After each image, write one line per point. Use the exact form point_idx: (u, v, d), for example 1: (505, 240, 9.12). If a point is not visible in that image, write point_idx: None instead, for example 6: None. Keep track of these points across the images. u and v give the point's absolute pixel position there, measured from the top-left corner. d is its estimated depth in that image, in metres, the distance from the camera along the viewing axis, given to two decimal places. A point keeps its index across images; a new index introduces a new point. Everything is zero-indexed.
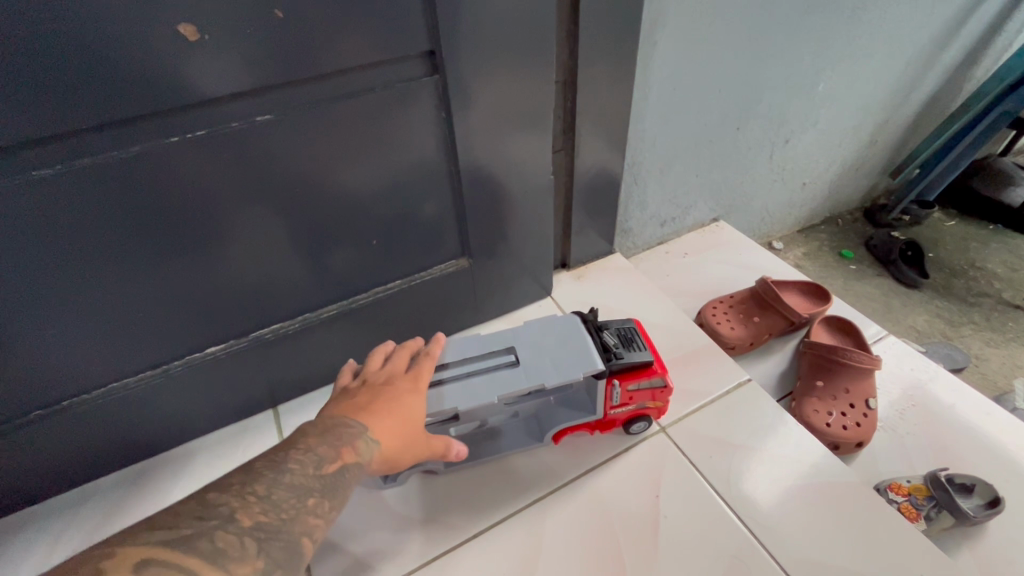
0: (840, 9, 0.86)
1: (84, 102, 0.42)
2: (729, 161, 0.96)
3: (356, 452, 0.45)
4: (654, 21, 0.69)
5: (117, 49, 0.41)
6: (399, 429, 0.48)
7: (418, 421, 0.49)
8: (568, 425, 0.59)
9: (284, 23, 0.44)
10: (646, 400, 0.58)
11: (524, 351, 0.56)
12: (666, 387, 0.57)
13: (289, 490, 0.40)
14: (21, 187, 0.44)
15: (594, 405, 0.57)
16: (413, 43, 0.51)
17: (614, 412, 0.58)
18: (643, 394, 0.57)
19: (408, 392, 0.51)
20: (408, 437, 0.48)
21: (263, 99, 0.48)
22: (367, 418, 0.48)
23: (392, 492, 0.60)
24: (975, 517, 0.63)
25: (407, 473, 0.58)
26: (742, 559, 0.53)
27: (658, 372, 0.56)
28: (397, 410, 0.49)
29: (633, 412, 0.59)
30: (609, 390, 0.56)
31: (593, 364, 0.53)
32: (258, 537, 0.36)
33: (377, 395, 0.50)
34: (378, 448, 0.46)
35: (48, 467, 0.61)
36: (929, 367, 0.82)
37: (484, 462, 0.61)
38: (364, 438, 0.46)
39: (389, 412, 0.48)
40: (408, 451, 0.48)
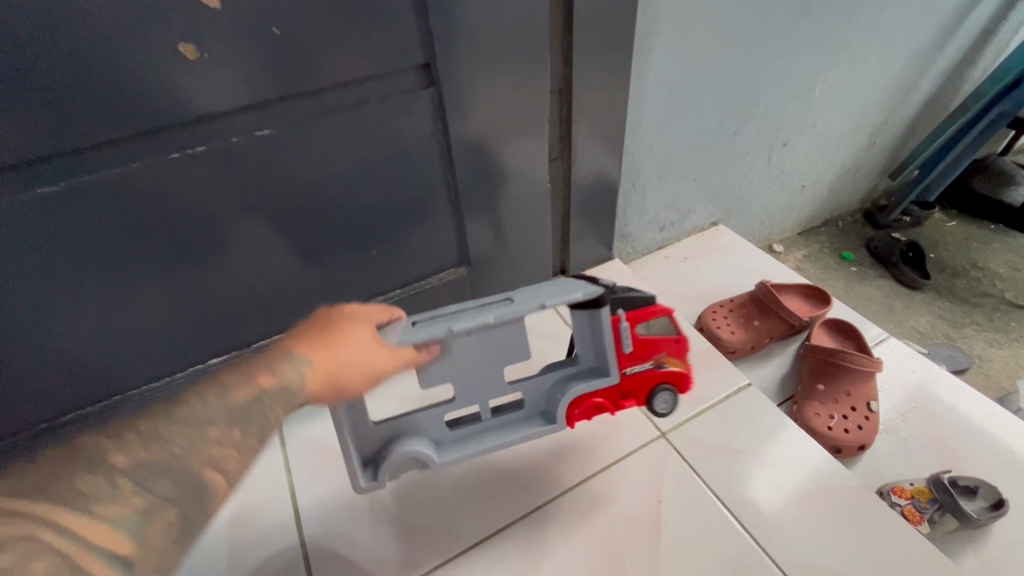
0: (834, 14, 0.87)
1: (85, 120, 0.43)
2: (727, 166, 0.97)
3: (279, 374, 0.40)
4: (649, 29, 0.69)
5: (116, 69, 0.42)
6: (342, 353, 0.43)
7: (368, 349, 0.43)
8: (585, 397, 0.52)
9: (281, 40, 0.45)
10: (661, 347, 0.53)
11: (520, 292, 0.49)
12: (681, 336, 0.54)
13: (181, 430, 0.35)
14: (25, 205, 0.45)
15: (607, 363, 0.51)
16: (409, 57, 0.52)
17: (628, 370, 0.53)
18: (657, 341, 0.52)
19: (364, 323, 0.46)
20: (354, 361, 0.43)
21: (261, 114, 0.49)
22: (308, 341, 0.43)
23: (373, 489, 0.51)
24: (979, 520, 0.62)
25: (384, 470, 0.50)
26: (744, 566, 0.53)
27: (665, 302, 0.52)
28: (345, 337, 0.44)
29: (650, 371, 0.54)
30: (620, 329, 0.50)
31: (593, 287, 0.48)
32: (137, 474, 0.33)
33: (331, 321, 0.46)
34: (308, 370, 0.41)
35: None
36: (931, 369, 0.82)
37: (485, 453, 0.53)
38: (294, 360, 0.41)
39: (329, 339, 0.43)
40: (356, 377, 0.42)
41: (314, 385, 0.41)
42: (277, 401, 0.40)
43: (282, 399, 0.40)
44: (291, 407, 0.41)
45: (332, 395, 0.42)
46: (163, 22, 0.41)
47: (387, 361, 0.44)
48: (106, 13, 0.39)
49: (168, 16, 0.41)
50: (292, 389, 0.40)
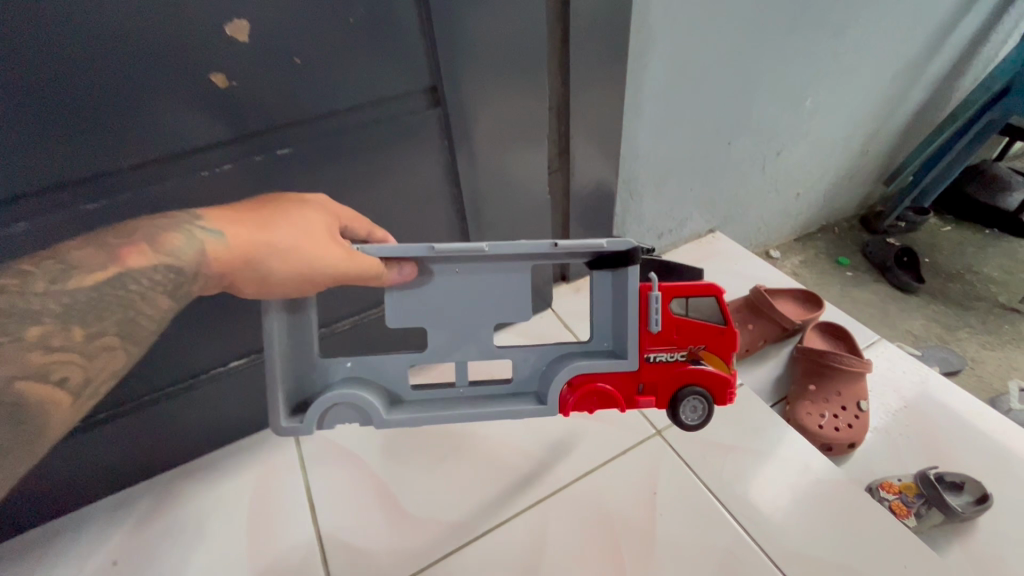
0: (823, 29, 0.91)
1: (125, 143, 0.47)
2: (722, 175, 1.00)
3: (177, 240, 0.41)
4: (643, 48, 0.73)
5: (154, 98, 0.46)
6: (260, 233, 0.44)
7: (294, 238, 0.45)
8: (590, 374, 0.52)
9: (301, 68, 0.49)
10: (692, 337, 0.53)
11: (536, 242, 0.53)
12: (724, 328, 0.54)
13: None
14: (66, 220, 0.48)
15: (630, 347, 0.52)
16: (417, 80, 0.56)
17: (649, 356, 0.53)
18: (688, 328, 0.53)
19: (296, 215, 0.47)
20: (272, 243, 0.44)
21: (282, 134, 0.53)
22: (225, 217, 0.44)
23: (294, 434, 0.51)
24: (964, 513, 0.66)
25: (314, 412, 0.50)
26: (735, 555, 0.56)
27: (710, 289, 0.52)
28: (270, 219, 0.45)
29: (677, 365, 0.54)
30: (650, 301, 0.51)
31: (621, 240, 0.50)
32: None
33: (264, 207, 0.47)
34: (213, 240, 0.42)
35: (78, 482, 0.63)
36: (921, 370, 0.85)
37: (429, 422, 0.52)
38: (201, 230, 0.42)
39: (252, 220, 0.45)
40: (276, 259, 0.44)
41: (223, 260, 0.42)
42: (173, 276, 0.41)
43: (174, 274, 0.41)
44: (194, 282, 0.42)
45: (250, 279, 0.44)
46: (197, 55, 0.45)
47: (318, 254, 0.45)
48: (147, 49, 0.43)
49: (201, 49, 0.45)
50: (196, 261, 0.41)
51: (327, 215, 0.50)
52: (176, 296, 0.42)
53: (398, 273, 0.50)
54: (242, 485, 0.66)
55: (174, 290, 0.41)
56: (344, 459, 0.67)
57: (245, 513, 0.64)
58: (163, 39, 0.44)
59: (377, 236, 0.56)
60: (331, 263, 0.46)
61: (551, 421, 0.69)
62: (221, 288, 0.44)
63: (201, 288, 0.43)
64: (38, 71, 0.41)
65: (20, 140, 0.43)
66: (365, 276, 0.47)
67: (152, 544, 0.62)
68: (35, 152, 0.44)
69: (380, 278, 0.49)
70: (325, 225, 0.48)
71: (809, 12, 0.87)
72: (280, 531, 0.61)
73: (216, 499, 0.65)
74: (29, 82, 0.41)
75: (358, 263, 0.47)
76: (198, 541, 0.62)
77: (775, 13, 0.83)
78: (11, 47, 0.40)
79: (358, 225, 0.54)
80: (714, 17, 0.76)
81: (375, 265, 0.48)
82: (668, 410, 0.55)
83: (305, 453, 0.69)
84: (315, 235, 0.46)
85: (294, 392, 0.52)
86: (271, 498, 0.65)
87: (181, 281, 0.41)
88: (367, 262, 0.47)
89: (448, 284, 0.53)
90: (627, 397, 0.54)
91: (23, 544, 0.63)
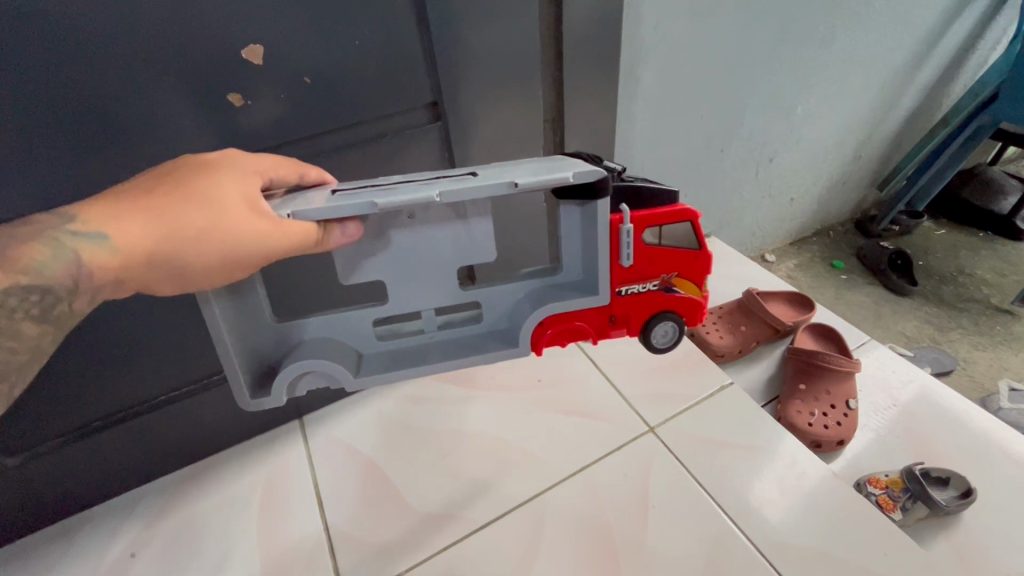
0: (810, 41, 0.94)
1: (148, 159, 0.50)
2: (716, 181, 1.03)
3: (41, 254, 0.36)
4: (635, 61, 0.76)
5: (173, 117, 0.49)
6: (155, 228, 0.38)
7: (198, 225, 0.39)
8: (563, 314, 0.55)
9: (311, 87, 0.53)
10: (662, 266, 0.56)
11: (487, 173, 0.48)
12: (697, 253, 0.56)
13: None
14: None
15: (603, 285, 0.54)
16: (420, 96, 0.59)
17: (622, 290, 0.56)
18: (659, 257, 0.55)
19: (195, 192, 0.40)
20: (174, 237, 0.39)
21: (293, 147, 0.57)
22: (109, 212, 0.38)
23: (266, 408, 0.53)
24: (949, 507, 0.68)
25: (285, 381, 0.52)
26: (724, 545, 0.58)
27: (680, 217, 0.53)
28: (163, 207, 0.39)
29: (647, 294, 0.57)
30: (621, 235, 0.52)
31: (587, 172, 0.46)
32: None
33: (156, 187, 0.41)
34: (97, 243, 0.37)
35: (100, 475, 0.67)
36: (910, 370, 0.88)
37: (399, 377, 0.55)
38: (78, 236, 0.37)
39: (146, 208, 0.39)
40: (185, 253, 0.39)
41: (113, 269, 0.37)
42: (42, 297, 0.36)
43: (41, 294, 0.36)
44: (84, 295, 0.38)
45: (165, 280, 0.40)
46: (215, 77, 0.49)
47: (235, 236, 0.40)
48: (168, 73, 0.47)
49: (219, 72, 0.49)
50: (77, 275, 0.37)
51: (235, 179, 0.42)
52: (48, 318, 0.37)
53: (342, 234, 0.46)
54: (253, 481, 0.70)
55: (44, 314, 0.37)
56: (352, 456, 0.70)
57: (255, 508, 0.66)
58: (184, 62, 0.47)
59: (309, 176, 0.50)
60: (251, 243, 0.40)
61: (549, 420, 0.72)
62: (133, 291, 0.40)
63: (96, 298, 0.39)
64: (65, 95, 0.44)
65: (48, 158, 0.46)
66: (299, 249, 0.42)
67: (167, 537, 0.65)
68: (61, 169, 0.47)
69: (319, 245, 0.44)
70: (235, 196, 0.41)
71: (796, 24, 0.90)
72: (290, 525, 0.64)
73: (228, 494, 0.68)
74: (57, 106, 0.45)
75: (281, 238, 0.41)
76: (211, 534, 0.64)
77: (763, 26, 0.86)
78: (42, 73, 0.43)
79: (285, 175, 0.48)
80: (703, 31, 0.79)
81: (309, 230, 0.42)
82: (640, 337, 0.60)
83: (314, 451, 0.72)
84: (224, 215, 0.40)
85: (256, 360, 0.54)
86: (281, 493, 0.68)
87: (50, 304, 0.37)
88: (297, 230, 0.41)
89: (410, 232, 0.52)
90: (599, 330, 0.58)
91: (45, 538, 0.66)
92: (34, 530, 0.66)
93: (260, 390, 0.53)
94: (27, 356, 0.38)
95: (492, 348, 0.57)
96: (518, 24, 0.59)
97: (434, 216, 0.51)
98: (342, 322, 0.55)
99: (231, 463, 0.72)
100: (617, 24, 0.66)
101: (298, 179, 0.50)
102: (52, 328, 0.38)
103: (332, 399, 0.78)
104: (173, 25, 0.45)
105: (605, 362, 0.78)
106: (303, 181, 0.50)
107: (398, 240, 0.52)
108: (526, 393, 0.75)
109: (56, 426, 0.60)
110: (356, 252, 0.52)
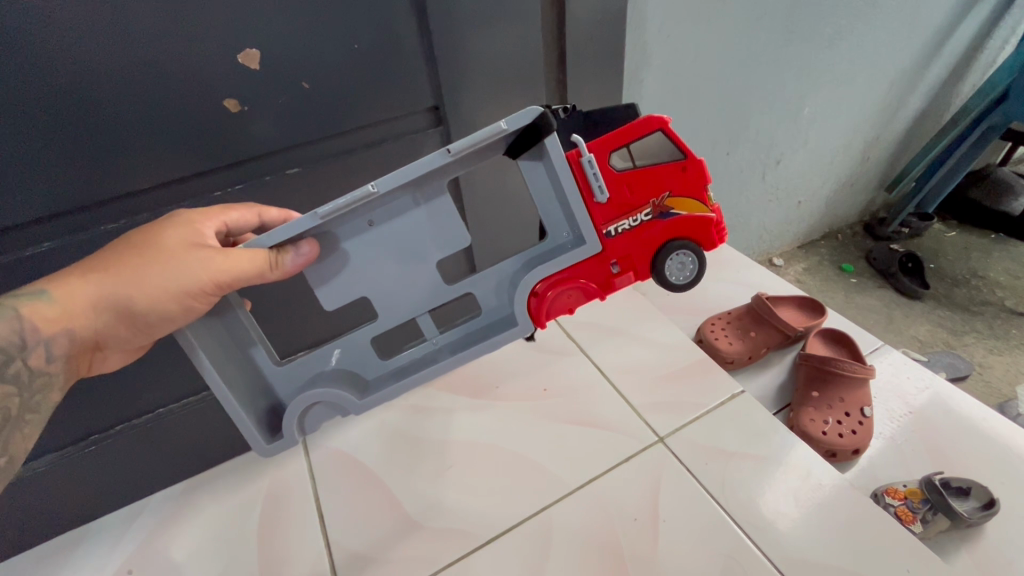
0: (817, 40, 0.92)
1: (143, 167, 0.49)
2: (721, 184, 1.02)
3: None
4: (639, 63, 0.75)
5: (164, 123, 0.48)
6: (98, 278, 0.41)
7: (140, 267, 0.42)
8: (556, 275, 0.51)
9: (309, 92, 0.52)
10: (648, 190, 0.49)
11: None
12: (686, 160, 0.48)
13: None
14: (87, 239, 0.51)
15: (583, 229, 0.49)
16: (421, 100, 0.58)
17: (610, 230, 0.50)
18: (641, 180, 0.48)
19: (137, 241, 0.43)
20: (117, 281, 0.41)
21: (293, 153, 0.56)
22: (60, 274, 0.42)
23: (283, 450, 0.53)
24: (971, 519, 0.66)
25: (291, 421, 0.52)
26: (736, 560, 0.56)
27: (648, 127, 0.47)
28: (107, 260, 0.42)
29: (642, 227, 0.50)
30: (585, 168, 0.47)
31: (519, 115, 0.44)
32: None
33: (106, 246, 0.44)
34: (43, 303, 0.40)
35: (98, 489, 0.66)
36: (925, 375, 0.86)
37: (407, 385, 0.53)
38: (22, 298, 0.40)
39: (91, 264, 0.42)
40: (130, 293, 0.42)
41: (63, 320, 0.41)
42: None
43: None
44: (37, 349, 0.41)
45: (121, 322, 0.43)
46: (214, 84, 0.48)
47: (175, 268, 0.42)
48: (157, 81, 0.46)
49: (216, 78, 0.48)
50: (25, 330, 0.40)
51: (176, 222, 0.44)
52: (5, 378, 0.40)
53: (296, 255, 0.45)
54: (255, 494, 0.68)
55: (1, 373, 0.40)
56: (354, 468, 0.69)
57: (256, 522, 0.65)
58: (177, 68, 0.46)
59: (270, 215, 0.51)
60: (194, 274, 0.42)
61: (555, 430, 0.70)
62: (94, 338, 0.43)
63: (52, 351, 0.41)
64: (58, 108, 0.44)
65: (50, 166, 0.46)
66: (246, 273, 0.43)
67: (164, 552, 0.63)
68: (59, 181, 0.47)
69: (273, 268, 0.44)
70: (175, 235, 0.43)
71: (803, 24, 0.88)
72: (291, 540, 0.63)
73: (229, 509, 0.67)
74: (47, 117, 0.44)
75: (223, 267, 0.42)
76: (210, 549, 0.63)
77: (769, 27, 0.84)
78: (36, 79, 0.42)
79: (242, 215, 0.49)
80: (709, 32, 0.77)
81: (253, 255, 0.43)
82: (651, 278, 0.52)
83: (316, 464, 0.70)
84: (161, 254, 0.42)
85: (264, 396, 0.53)
86: (283, 507, 0.66)
87: (4, 364, 0.39)
88: (241, 255, 0.43)
89: (375, 237, 0.48)
90: (604, 283, 0.53)
91: (46, 553, 0.65)
92: (36, 543, 0.66)
93: (279, 434, 0.55)
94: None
95: (493, 334, 0.54)
96: (519, 26, 0.58)
97: (396, 215, 0.47)
98: (349, 346, 0.54)
99: (231, 476, 0.71)
100: (622, 24, 0.64)
101: (258, 219, 0.51)
102: (17, 389, 0.41)
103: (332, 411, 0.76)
104: (163, 28, 0.44)
105: (611, 370, 0.77)
106: (265, 220, 0.51)
107: (353, 247, 0.48)
108: (531, 402, 0.74)
109: (56, 438, 0.61)
110: (325, 272, 0.49)
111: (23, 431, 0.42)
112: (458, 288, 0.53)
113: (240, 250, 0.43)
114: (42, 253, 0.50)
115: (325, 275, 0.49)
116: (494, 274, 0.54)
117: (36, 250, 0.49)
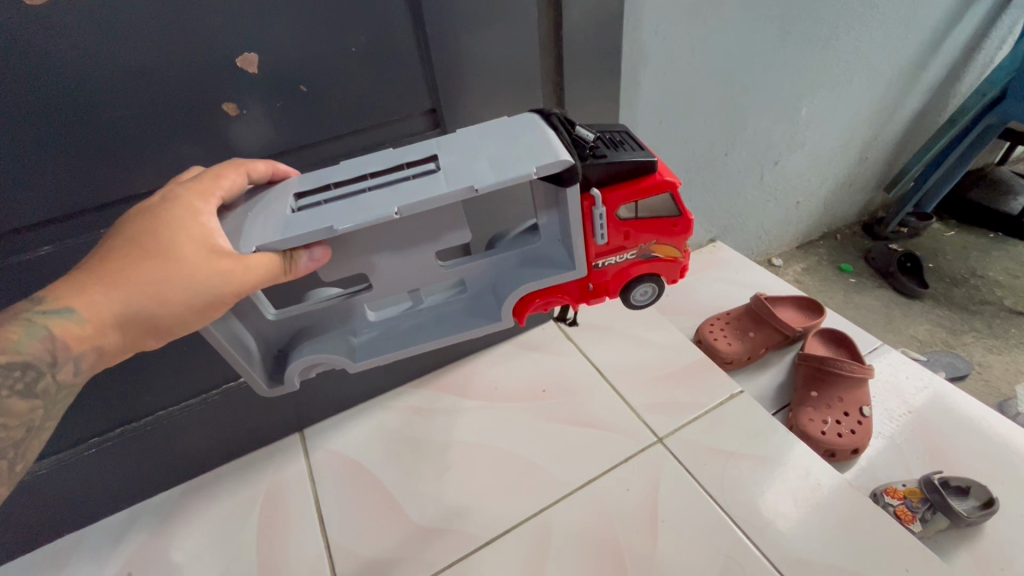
0: (814, 41, 0.92)
1: (143, 170, 0.50)
2: (720, 184, 1.02)
3: (15, 335, 0.38)
4: (636, 64, 0.75)
5: (165, 124, 0.48)
6: (117, 292, 0.39)
7: (158, 279, 0.39)
8: (542, 290, 0.52)
9: (307, 95, 0.52)
10: (642, 237, 0.51)
11: (446, 158, 0.45)
12: (679, 221, 0.51)
13: None
14: (88, 242, 0.51)
15: (576, 257, 0.50)
16: (419, 103, 0.59)
17: (598, 264, 0.51)
18: (639, 230, 0.50)
19: (148, 247, 0.40)
20: (138, 295, 0.39)
21: (292, 157, 0.56)
22: (71, 286, 0.39)
23: (284, 393, 0.53)
24: (970, 518, 0.66)
25: (289, 372, 0.51)
26: (736, 560, 0.57)
27: (661, 189, 0.48)
28: (120, 270, 0.39)
29: (626, 265, 0.53)
30: (594, 216, 0.47)
31: (553, 163, 0.42)
32: None
33: (110, 249, 0.40)
34: (63, 321, 0.38)
35: (99, 492, 0.66)
36: (925, 375, 0.86)
37: (398, 356, 0.54)
38: (47, 315, 0.38)
39: (103, 274, 0.39)
40: (153, 307, 0.40)
41: (89, 338, 0.39)
42: (22, 373, 0.38)
43: (22, 370, 0.37)
44: (66, 364, 0.39)
45: (143, 334, 0.41)
46: (211, 87, 0.48)
47: (196, 279, 0.40)
48: (159, 85, 0.46)
49: (214, 82, 0.48)
50: (56, 349, 0.38)
51: (185, 221, 0.41)
52: (34, 394, 0.39)
53: (309, 259, 0.43)
54: (253, 495, 0.69)
55: (29, 389, 0.38)
56: (354, 470, 0.69)
57: (256, 524, 0.65)
58: (174, 72, 0.46)
59: (257, 170, 0.48)
60: (215, 285, 0.40)
61: (554, 430, 0.70)
62: (120, 352, 0.42)
63: (80, 365, 0.40)
64: (61, 112, 0.44)
65: (51, 170, 0.46)
66: (267, 280, 0.41)
67: (165, 556, 0.64)
68: (60, 184, 0.47)
69: (289, 272, 0.42)
70: (189, 241, 0.41)
71: (800, 26, 0.88)
72: (291, 542, 0.63)
73: (228, 511, 0.67)
74: (47, 120, 0.44)
75: (245, 277, 0.40)
76: (212, 552, 0.63)
77: (766, 28, 0.84)
78: (40, 85, 0.43)
79: (233, 182, 0.45)
80: (705, 34, 0.78)
81: (271, 263, 0.41)
82: (619, 298, 0.56)
83: (315, 467, 0.70)
84: (179, 264, 0.40)
85: (264, 348, 0.53)
86: (282, 507, 0.66)
87: (34, 380, 0.38)
88: (260, 263, 0.40)
89: (386, 253, 0.48)
90: (580, 297, 0.55)
91: (50, 556, 0.66)
92: (36, 545, 0.66)
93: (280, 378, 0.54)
94: (22, 432, 0.39)
95: (474, 321, 0.54)
96: (515, 27, 0.58)
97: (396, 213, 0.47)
98: (338, 306, 0.53)
99: (231, 478, 0.71)
100: (618, 26, 0.64)
101: (247, 179, 0.47)
102: (42, 401, 0.39)
103: (332, 414, 0.76)
104: (165, 35, 0.44)
105: (610, 371, 0.77)
106: (253, 177, 0.47)
107: (381, 263, 0.49)
108: (531, 402, 0.74)
109: (56, 442, 0.61)
110: (336, 270, 0.48)
111: (40, 439, 0.41)
112: (453, 270, 0.52)
113: (258, 256, 0.41)
114: (42, 257, 0.50)
115: (337, 270, 0.48)
116: (488, 265, 0.54)
117: (35, 254, 0.50)
